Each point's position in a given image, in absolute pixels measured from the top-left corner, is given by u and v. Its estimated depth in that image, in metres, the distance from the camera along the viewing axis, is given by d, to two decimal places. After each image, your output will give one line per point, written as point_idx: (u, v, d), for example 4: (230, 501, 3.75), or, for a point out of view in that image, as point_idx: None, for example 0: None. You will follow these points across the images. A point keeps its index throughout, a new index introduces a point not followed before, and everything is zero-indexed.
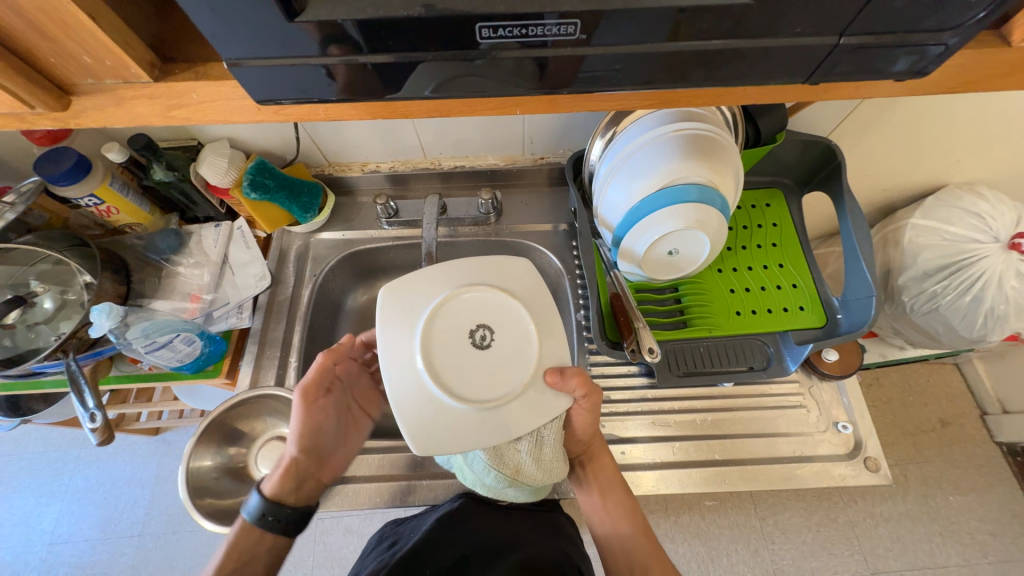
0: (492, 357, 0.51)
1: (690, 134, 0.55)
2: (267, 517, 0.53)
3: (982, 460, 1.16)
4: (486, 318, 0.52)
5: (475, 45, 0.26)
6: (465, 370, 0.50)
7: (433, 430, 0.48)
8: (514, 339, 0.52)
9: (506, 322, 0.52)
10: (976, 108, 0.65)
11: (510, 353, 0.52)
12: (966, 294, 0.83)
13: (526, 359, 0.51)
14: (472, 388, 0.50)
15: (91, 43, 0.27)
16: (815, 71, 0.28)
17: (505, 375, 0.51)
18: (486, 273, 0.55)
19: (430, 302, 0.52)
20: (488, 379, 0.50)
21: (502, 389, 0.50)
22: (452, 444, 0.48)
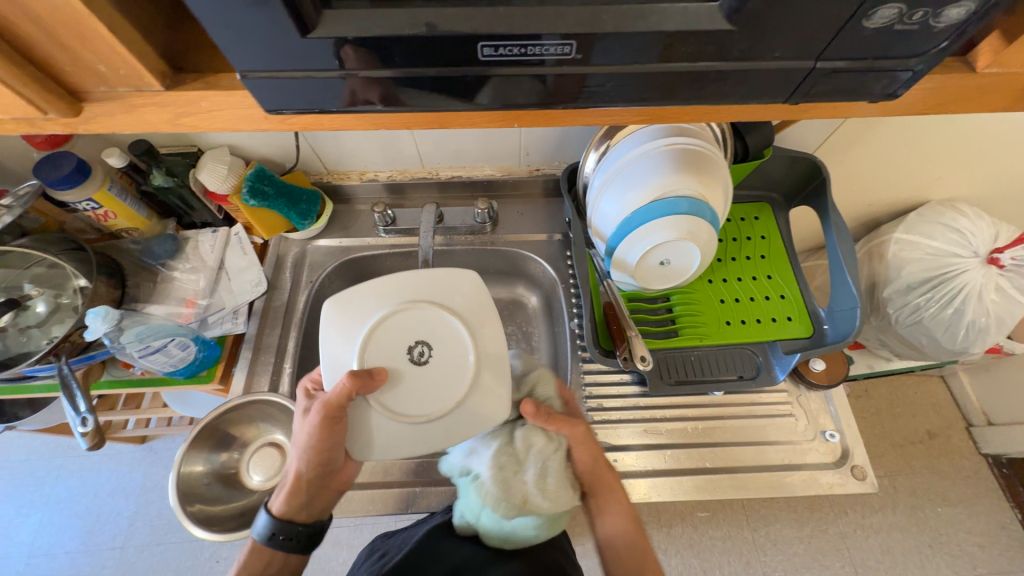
0: (429, 371, 0.55)
1: (681, 149, 0.57)
2: (277, 536, 0.55)
3: (968, 471, 1.18)
4: (426, 334, 0.56)
5: (478, 62, 0.27)
6: (402, 383, 0.55)
7: (362, 435, 0.53)
8: (451, 354, 0.56)
9: (444, 338, 0.56)
10: (953, 129, 0.68)
11: (447, 367, 0.56)
12: (948, 307, 0.86)
13: (462, 373, 0.55)
14: (407, 400, 0.54)
15: (107, 53, 0.28)
16: (794, 92, 0.30)
17: (437, 391, 0.55)
18: (434, 290, 0.59)
19: (374, 316, 0.56)
20: (422, 392, 0.55)
21: (434, 402, 0.54)
22: (384, 449, 0.54)
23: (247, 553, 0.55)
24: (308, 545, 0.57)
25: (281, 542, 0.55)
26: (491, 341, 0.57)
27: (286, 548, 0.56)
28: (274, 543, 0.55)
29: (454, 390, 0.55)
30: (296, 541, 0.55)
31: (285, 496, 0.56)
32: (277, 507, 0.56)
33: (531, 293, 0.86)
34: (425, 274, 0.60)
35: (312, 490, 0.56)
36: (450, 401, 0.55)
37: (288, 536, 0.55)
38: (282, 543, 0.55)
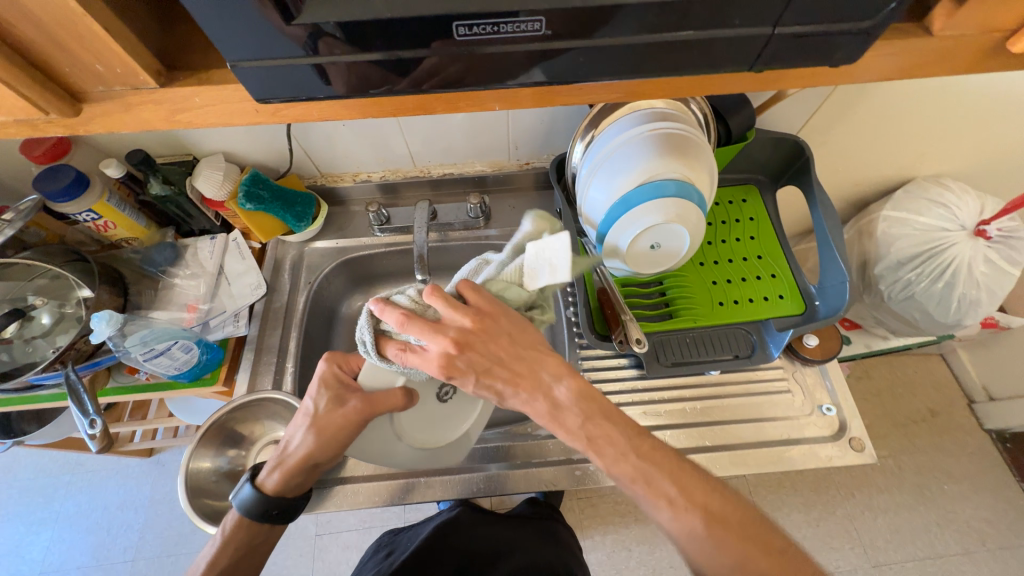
0: (439, 411, 0.58)
1: (665, 133, 0.58)
2: (271, 510, 0.54)
3: (972, 447, 1.18)
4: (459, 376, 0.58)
5: (453, 42, 0.29)
6: (421, 413, 0.57)
7: (368, 442, 0.55)
8: (462, 404, 0.60)
9: (467, 390, 0.59)
10: (930, 103, 0.69)
11: (457, 413, 0.60)
12: (938, 281, 0.87)
13: (460, 425, 0.60)
14: (416, 430, 0.57)
15: (104, 52, 0.30)
16: (757, 59, 0.31)
17: (438, 425, 0.59)
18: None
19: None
20: (429, 426, 0.58)
21: (433, 441, 0.58)
22: (376, 457, 0.56)
23: (231, 529, 0.54)
24: (292, 516, 0.57)
25: (273, 516, 0.55)
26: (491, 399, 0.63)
27: (275, 521, 0.55)
28: (265, 517, 0.54)
29: (451, 431, 0.59)
30: (288, 512, 0.55)
31: (283, 475, 0.54)
32: (270, 484, 0.54)
33: None
34: None
35: (310, 473, 0.56)
36: (444, 439, 0.59)
37: (283, 510, 0.55)
38: (274, 517, 0.54)
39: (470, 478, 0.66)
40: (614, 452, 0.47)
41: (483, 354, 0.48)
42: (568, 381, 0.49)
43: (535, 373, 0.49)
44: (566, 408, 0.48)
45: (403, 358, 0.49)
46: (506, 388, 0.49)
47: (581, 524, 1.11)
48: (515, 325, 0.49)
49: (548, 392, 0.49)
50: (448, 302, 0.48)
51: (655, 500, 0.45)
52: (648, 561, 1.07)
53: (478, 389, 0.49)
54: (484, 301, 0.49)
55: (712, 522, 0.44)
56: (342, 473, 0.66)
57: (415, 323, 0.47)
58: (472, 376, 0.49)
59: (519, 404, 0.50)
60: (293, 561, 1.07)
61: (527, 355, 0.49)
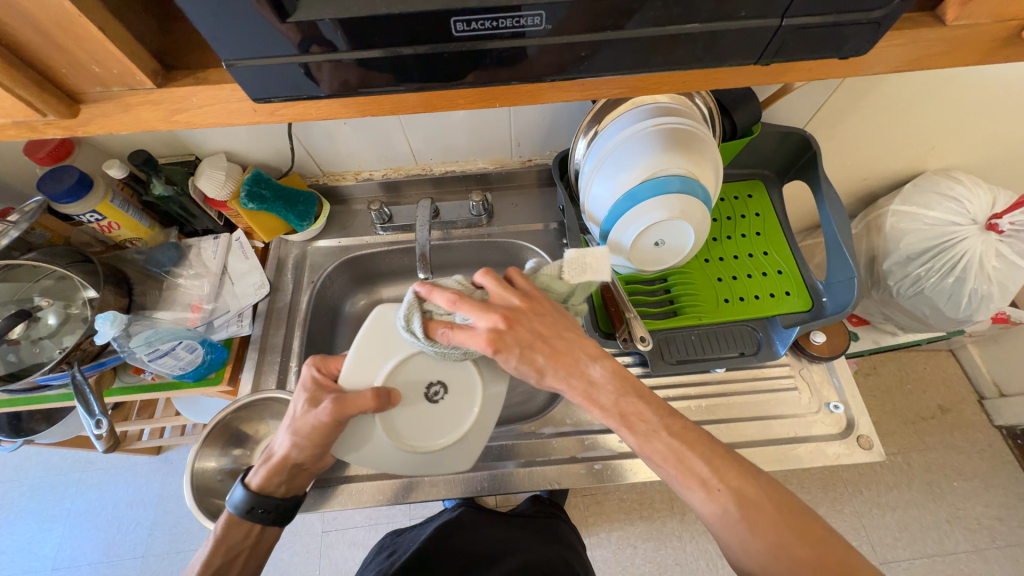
0: (432, 413, 0.57)
1: (668, 129, 0.57)
2: (256, 509, 0.54)
3: (983, 444, 1.16)
4: (449, 376, 0.57)
5: (452, 38, 0.28)
6: (409, 412, 0.56)
7: (356, 443, 0.55)
8: (457, 408, 0.57)
9: (462, 390, 0.57)
10: (942, 95, 0.68)
11: (452, 416, 0.57)
12: (949, 276, 0.85)
13: (456, 428, 0.57)
14: (410, 430, 0.56)
15: (100, 53, 0.29)
16: (764, 52, 0.31)
17: (433, 427, 0.57)
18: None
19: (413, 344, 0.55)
20: (424, 428, 0.57)
21: (429, 445, 0.57)
22: (368, 461, 0.56)
23: (223, 527, 0.54)
24: (284, 518, 0.57)
25: (260, 515, 0.55)
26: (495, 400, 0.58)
27: (265, 521, 0.55)
28: (252, 516, 0.54)
29: (449, 435, 0.57)
30: (274, 514, 0.55)
31: (266, 473, 0.55)
32: (259, 483, 0.55)
33: None
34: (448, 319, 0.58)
35: (291, 472, 0.56)
36: (442, 442, 0.57)
37: (268, 510, 0.54)
38: (261, 516, 0.54)
39: (474, 477, 0.66)
40: (646, 430, 0.47)
41: (527, 330, 0.48)
42: (602, 361, 0.49)
43: (572, 349, 0.50)
44: (601, 386, 0.48)
45: (449, 337, 0.49)
46: (545, 366, 0.49)
47: (586, 521, 1.10)
48: (559, 312, 0.51)
49: (584, 372, 0.49)
50: (499, 282, 0.51)
51: (686, 481, 0.45)
52: (653, 558, 1.07)
53: (519, 366, 0.49)
54: (532, 286, 0.52)
55: (746, 504, 0.43)
56: (346, 471, 0.66)
57: (465, 304, 0.49)
58: (516, 352, 0.48)
59: (554, 384, 0.50)
60: (299, 558, 1.08)
61: (568, 334, 0.50)
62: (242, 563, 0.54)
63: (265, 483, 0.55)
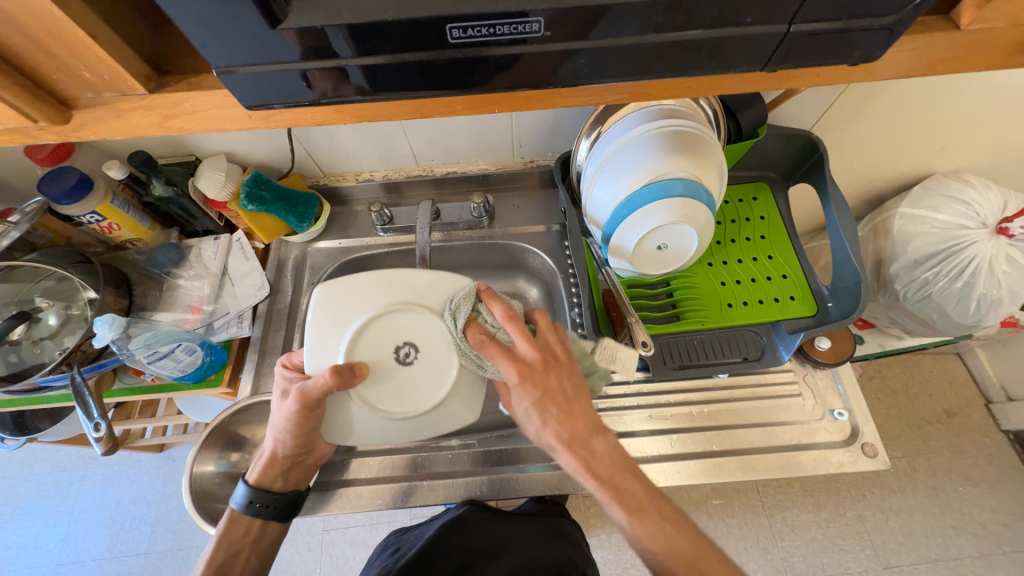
0: (411, 374, 0.52)
1: (672, 131, 0.56)
2: (254, 503, 0.55)
3: (990, 449, 1.15)
4: (414, 332, 0.52)
5: (448, 45, 0.28)
6: (384, 382, 0.52)
7: (339, 424, 0.52)
8: (435, 364, 0.53)
9: (433, 341, 0.52)
10: (954, 97, 0.66)
11: (430, 375, 0.53)
12: (957, 280, 0.83)
13: (444, 379, 0.53)
14: (390, 398, 0.52)
15: (92, 58, 0.29)
16: (770, 59, 0.30)
17: (415, 391, 0.53)
18: (425, 293, 0.52)
19: (362, 312, 0.51)
20: (405, 394, 0.52)
21: (416, 408, 0.53)
22: (359, 437, 0.53)
23: (226, 522, 0.56)
24: (284, 513, 0.58)
25: (259, 509, 0.56)
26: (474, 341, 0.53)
27: (264, 515, 0.56)
28: (251, 509, 0.56)
29: (435, 395, 0.53)
30: (273, 509, 0.56)
31: (261, 468, 0.56)
32: (258, 478, 0.56)
33: (531, 285, 0.87)
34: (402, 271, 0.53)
35: (287, 465, 0.57)
36: (429, 402, 0.53)
37: (266, 504, 0.56)
38: (259, 510, 0.56)
39: (473, 482, 0.65)
40: (634, 509, 0.49)
41: (556, 382, 0.51)
42: (607, 435, 0.52)
43: (582, 415, 0.52)
44: (599, 457, 0.51)
45: (484, 345, 0.50)
46: (553, 423, 0.51)
47: (587, 522, 1.10)
48: (576, 373, 0.53)
49: (587, 440, 0.51)
50: (548, 324, 0.54)
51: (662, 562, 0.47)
52: None
53: (530, 411, 0.51)
54: (560, 342, 0.54)
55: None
56: (345, 475, 0.66)
57: (516, 323, 0.50)
58: (536, 395, 0.50)
59: (554, 442, 0.51)
60: (301, 556, 1.08)
61: (582, 399, 0.52)
62: (244, 560, 0.55)
63: (265, 479, 0.57)
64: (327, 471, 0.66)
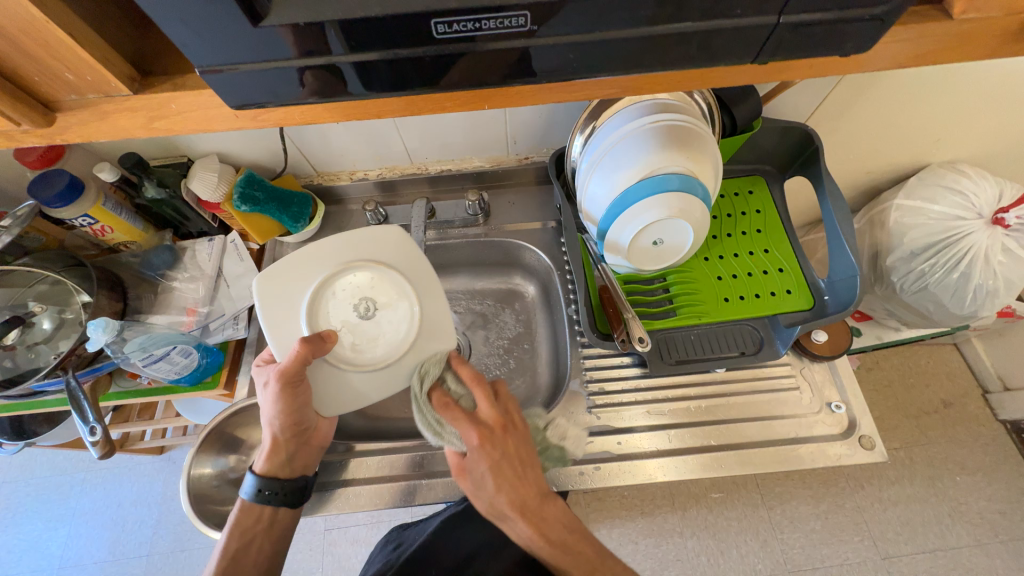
0: (377, 324, 0.55)
1: (667, 125, 0.56)
2: (264, 491, 0.55)
3: (987, 439, 1.15)
4: (364, 286, 0.56)
5: (433, 41, 0.27)
6: (352, 340, 0.54)
7: (329, 394, 0.53)
8: (393, 309, 0.56)
9: (383, 287, 0.56)
10: (948, 87, 0.66)
11: (391, 320, 0.55)
12: (953, 272, 0.83)
13: (408, 315, 0.56)
14: (364, 352, 0.54)
15: (73, 60, 0.29)
16: (760, 51, 0.30)
17: (387, 339, 0.55)
18: (359, 248, 0.57)
19: (308, 286, 0.55)
20: (377, 345, 0.54)
21: (393, 351, 0.54)
22: (352, 400, 0.54)
23: (237, 513, 0.56)
24: (296, 500, 0.57)
25: (268, 496, 0.56)
26: (420, 273, 0.58)
27: (278, 502, 0.56)
28: (260, 498, 0.55)
29: (405, 335, 0.55)
30: (283, 494, 0.55)
31: (267, 456, 0.56)
32: (265, 468, 0.56)
33: (528, 282, 0.87)
34: (334, 238, 0.57)
35: (291, 449, 0.57)
36: (405, 342, 0.55)
37: (275, 491, 0.55)
38: (269, 497, 0.55)
39: None
40: (588, 571, 0.50)
41: (513, 447, 0.53)
42: (557, 499, 0.54)
43: (535, 481, 0.53)
44: (551, 523, 0.52)
45: (447, 408, 0.52)
46: (506, 489, 0.52)
47: (588, 517, 1.10)
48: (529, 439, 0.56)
49: (539, 506, 0.52)
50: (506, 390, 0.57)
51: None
52: (654, 554, 1.07)
53: (485, 476, 0.52)
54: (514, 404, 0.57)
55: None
56: (344, 475, 0.66)
57: (479, 387, 0.54)
58: (493, 458, 0.52)
59: (507, 509, 0.51)
60: (302, 555, 1.08)
61: (535, 464, 0.54)
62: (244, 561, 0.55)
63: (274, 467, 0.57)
64: (325, 471, 0.66)
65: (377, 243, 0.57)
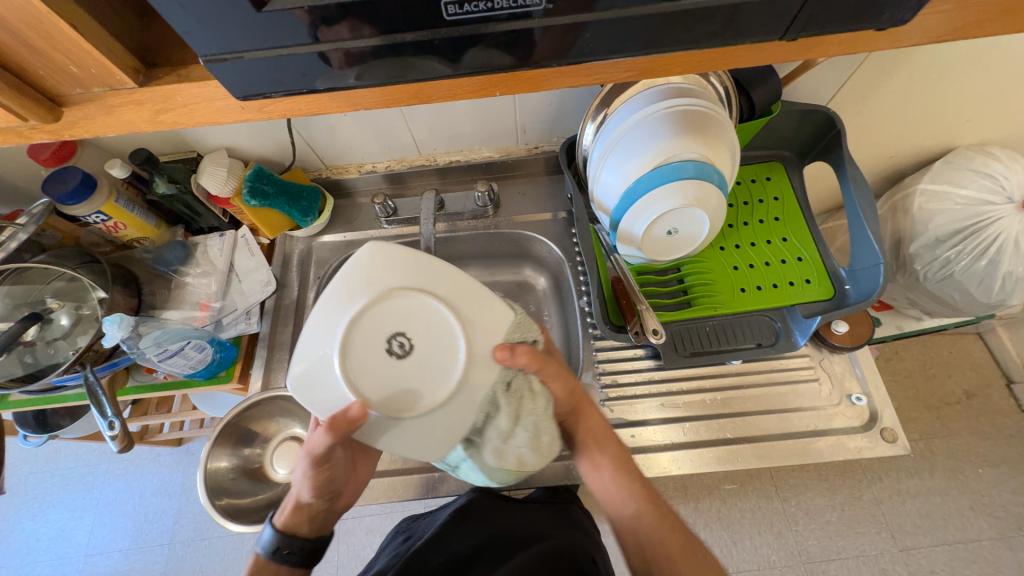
0: (424, 358, 0.45)
1: (681, 111, 0.54)
2: (281, 550, 0.52)
3: (1010, 429, 1.12)
4: (386, 326, 0.45)
5: (443, 22, 0.26)
6: (410, 385, 0.44)
7: (424, 441, 0.45)
8: (427, 326, 0.45)
9: (407, 314, 0.45)
10: (982, 63, 0.63)
11: (433, 339, 0.45)
12: (981, 259, 0.81)
13: (449, 324, 0.45)
14: (429, 384, 0.44)
15: (78, 53, 0.28)
16: (790, 26, 0.28)
17: (443, 359, 0.45)
18: (355, 284, 0.45)
19: (333, 363, 0.44)
20: (437, 369, 0.45)
21: (457, 364, 0.45)
22: (451, 432, 0.46)
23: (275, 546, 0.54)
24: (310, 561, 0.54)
25: (285, 556, 0.52)
26: (437, 276, 0.46)
27: (292, 561, 0.53)
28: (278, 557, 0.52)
29: (458, 343, 0.45)
30: (302, 555, 0.53)
31: (291, 512, 0.54)
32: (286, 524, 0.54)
33: (539, 274, 0.86)
34: (321, 298, 0.44)
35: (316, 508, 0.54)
36: (463, 351, 0.45)
37: (293, 550, 0.52)
38: (285, 557, 0.52)
39: None
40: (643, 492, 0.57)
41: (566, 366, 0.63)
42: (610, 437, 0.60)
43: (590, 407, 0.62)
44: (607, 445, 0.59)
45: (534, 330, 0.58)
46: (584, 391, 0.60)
47: None
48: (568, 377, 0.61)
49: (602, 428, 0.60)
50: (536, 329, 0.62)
51: (619, 506, 0.56)
52: None
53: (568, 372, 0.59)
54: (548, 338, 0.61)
55: (689, 561, 0.52)
56: None
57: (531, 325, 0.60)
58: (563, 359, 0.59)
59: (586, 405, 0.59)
60: None
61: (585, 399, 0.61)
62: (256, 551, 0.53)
63: (299, 527, 0.54)
64: None
65: (368, 269, 0.45)
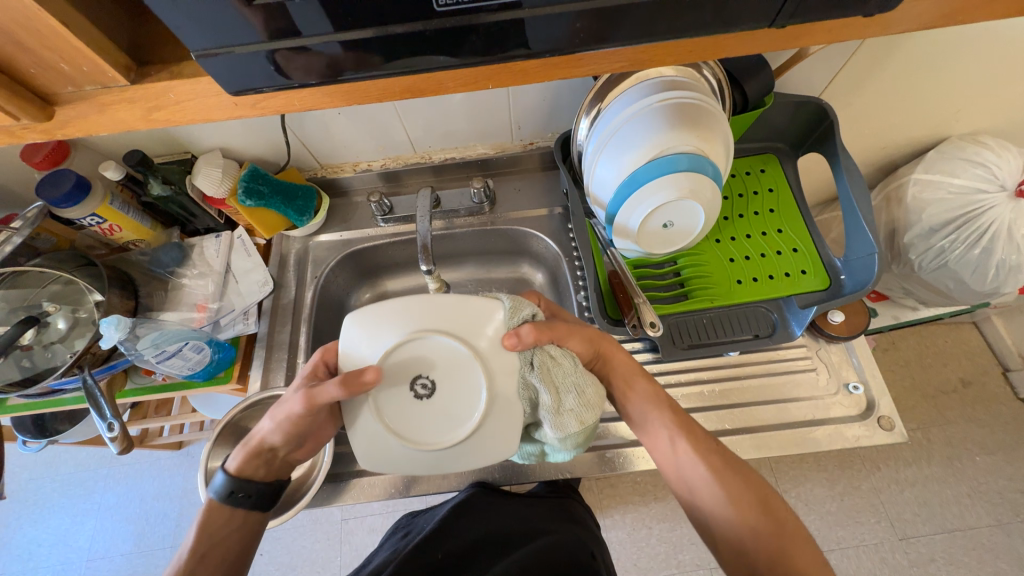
0: (447, 387, 0.44)
1: (674, 104, 0.54)
2: (236, 493, 0.50)
3: (1007, 417, 1.13)
4: (403, 378, 0.45)
5: (434, 14, 0.26)
6: (448, 413, 0.44)
7: (487, 450, 0.45)
8: (435, 355, 0.45)
9: (414, 358, 0.45)
10: (972, 52, 0.63)
11: (447, 368, 0.45)
12: (975, 247, 0.81)
13: (455, 349, 0.45)
14: (462, 401, 0.44)
15: (70, 51, 0.28)
16: (779, 13, 0.28)
17: (463, 380, 0.44)
18: (359, 354, 0.45)
19: (379, 433, 0.44)
20: (463, 390, 0.44)
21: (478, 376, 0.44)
22: (507, 435, 0.45)
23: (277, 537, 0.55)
24: (268, 503, 0.52)
25: (241, 498, 0.50)
26: (425, 312, 0.46)
27: (248, 504, 0.51)
28: (231, 500, 0.50)
29: (470, 360, 0.44)
30: (258, 497, 0.51)
31: (244, 455, 0.51)
32: (236, 467, 0.51)
33: (536, 270, 0.86)
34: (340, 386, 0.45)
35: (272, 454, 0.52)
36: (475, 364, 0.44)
37: (249, 492, 0.50)
38: (240, 499, 0.50)
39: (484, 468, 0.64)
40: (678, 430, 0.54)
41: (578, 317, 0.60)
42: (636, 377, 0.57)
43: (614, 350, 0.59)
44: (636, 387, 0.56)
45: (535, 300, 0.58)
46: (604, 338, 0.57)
47: (600, 504, 1.11)
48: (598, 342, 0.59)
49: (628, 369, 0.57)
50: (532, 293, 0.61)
51: (655, 444, 0.54)
52: (669, 538, 1.07)
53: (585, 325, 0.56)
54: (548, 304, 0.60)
55: (739, 495, 0.49)
56: (357, 466, 0.66)
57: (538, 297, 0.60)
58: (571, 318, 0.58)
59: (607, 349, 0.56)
60: (320, 545, 1.11)
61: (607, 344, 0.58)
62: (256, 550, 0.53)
63: (252, 471, 0.51)
64: (339, 463, 0.66)
65: (361, 335, 0.45)
